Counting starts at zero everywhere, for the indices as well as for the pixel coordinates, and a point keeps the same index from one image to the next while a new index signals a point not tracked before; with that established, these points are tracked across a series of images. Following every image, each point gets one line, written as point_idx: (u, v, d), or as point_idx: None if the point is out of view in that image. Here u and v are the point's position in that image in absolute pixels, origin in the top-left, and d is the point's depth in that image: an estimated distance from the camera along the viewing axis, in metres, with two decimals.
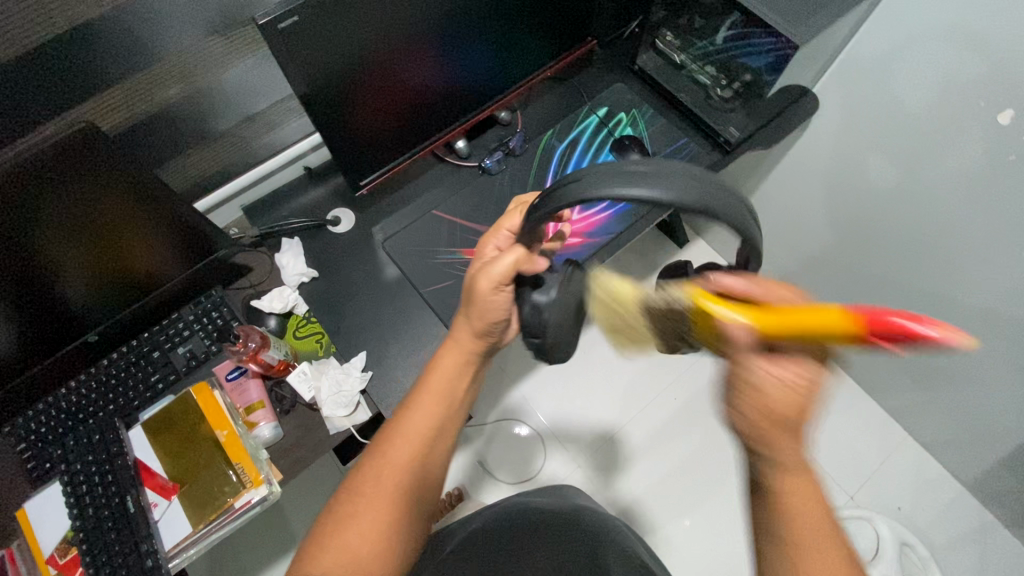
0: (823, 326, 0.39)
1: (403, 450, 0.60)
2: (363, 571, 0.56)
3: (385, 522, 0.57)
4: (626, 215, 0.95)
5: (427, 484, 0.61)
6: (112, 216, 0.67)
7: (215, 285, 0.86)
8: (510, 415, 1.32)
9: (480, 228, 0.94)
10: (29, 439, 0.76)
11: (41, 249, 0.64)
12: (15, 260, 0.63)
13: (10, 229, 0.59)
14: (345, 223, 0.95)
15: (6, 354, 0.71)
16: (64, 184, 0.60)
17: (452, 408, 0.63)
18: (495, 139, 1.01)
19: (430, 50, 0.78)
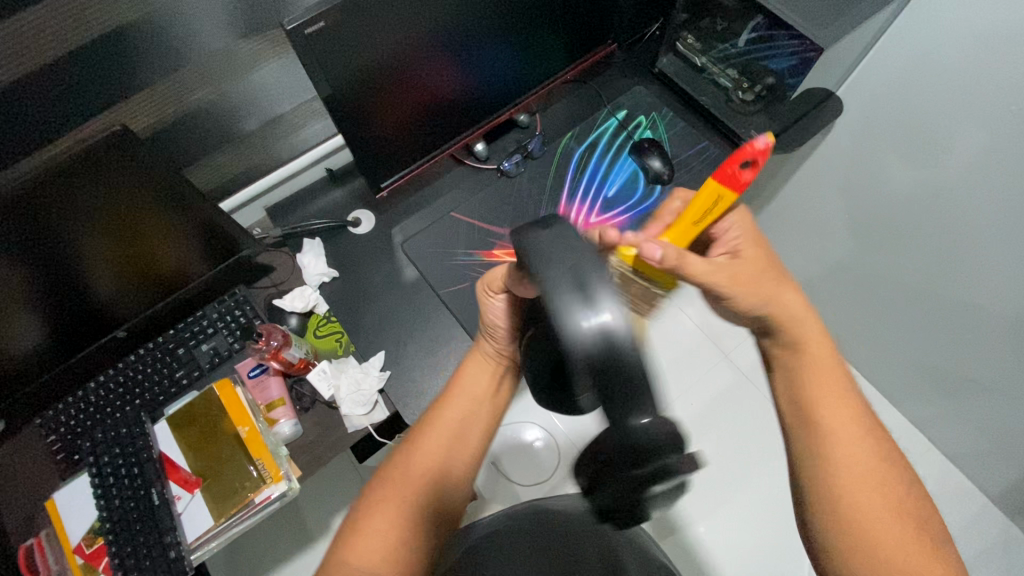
0: (705, 198, 0.52)
1: (430, 445, 0.62)
2: (386, 558, 0.56)
3: (408, 512, 0.58)
4: (646, 218, 0.95)
5: (452, 482, 0.62)
6: (140, 214, 0.69)
7: (238, 283, 0.87)
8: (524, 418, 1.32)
9: (498, 230, 0.95)
10: (59, 431, 0.78)
11: (73, 247, 0.66)
12: (47, 256, 0.65)
13: (43, 228, 0.62)
14: (366, 224, 0.96)
15: (39, 347, 0.74)
16: (95, 185, 0.62)
17: (479, 405, 0.65)
18: (514, 141, 1.01)
19: (451, 53, 0.79)
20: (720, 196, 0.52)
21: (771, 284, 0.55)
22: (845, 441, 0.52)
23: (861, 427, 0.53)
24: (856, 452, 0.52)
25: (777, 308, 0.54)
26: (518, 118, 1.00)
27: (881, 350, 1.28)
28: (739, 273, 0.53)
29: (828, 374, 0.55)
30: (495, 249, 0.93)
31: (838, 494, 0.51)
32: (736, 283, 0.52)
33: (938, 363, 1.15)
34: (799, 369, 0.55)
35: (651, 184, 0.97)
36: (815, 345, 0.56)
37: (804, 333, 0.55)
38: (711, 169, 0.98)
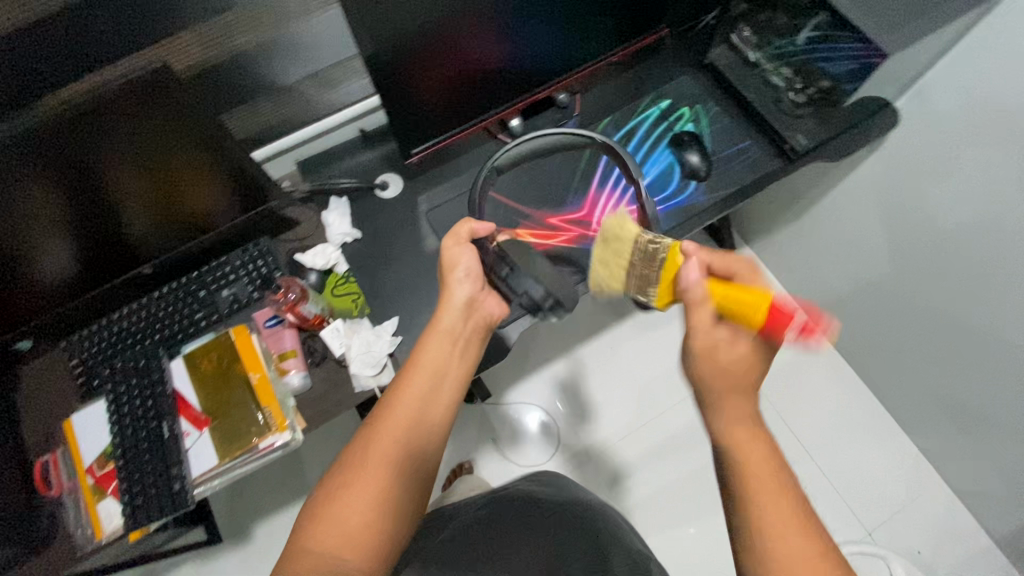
0: (753, 298, 0.52)
1: (394, 427, 0.60)
2: (364, 549, 0.54)
3: (371, 492, 0.56)
4: (676, 213, 0.92)
5: (417, 463, 0.60)
6: (172, 154, 0.69)
7: (264, 234, 0.89)
8: (524, 400, 1.33)
9: (526, 210, 0.91)
10: (84, 354, 0.82)
11: (104, 180, 0.67)
12: (80, 183, 0.66)
13: (78, 159, 0.63)
14: (393, 189, 0.94)
15: (69, 270, 0.77)
16: (131, 122, 0.63)
17: (441, 381, 0.64)
18: (550, 120, 0.98)
19: (493, 22, 0.76)
20: (754, 311, 0.52)
21: (726, 384, 0.54)
22: (774, 531, 0.49)
23: (802, 517, 0.49)
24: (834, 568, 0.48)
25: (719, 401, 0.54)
26: (558, 97, 0.96)
27: (901, 374, 1.24)
28: (720, 354, 0.54)
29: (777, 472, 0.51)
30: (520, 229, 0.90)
31: None
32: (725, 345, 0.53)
33: (955, 396, 1.12)
34: (735, 455, 0.52)
35: (687, 178, 0.94)
36: (745, 430, 0.53)
37: (730, 424, 0.53)
38: (750, 169, 0.94)
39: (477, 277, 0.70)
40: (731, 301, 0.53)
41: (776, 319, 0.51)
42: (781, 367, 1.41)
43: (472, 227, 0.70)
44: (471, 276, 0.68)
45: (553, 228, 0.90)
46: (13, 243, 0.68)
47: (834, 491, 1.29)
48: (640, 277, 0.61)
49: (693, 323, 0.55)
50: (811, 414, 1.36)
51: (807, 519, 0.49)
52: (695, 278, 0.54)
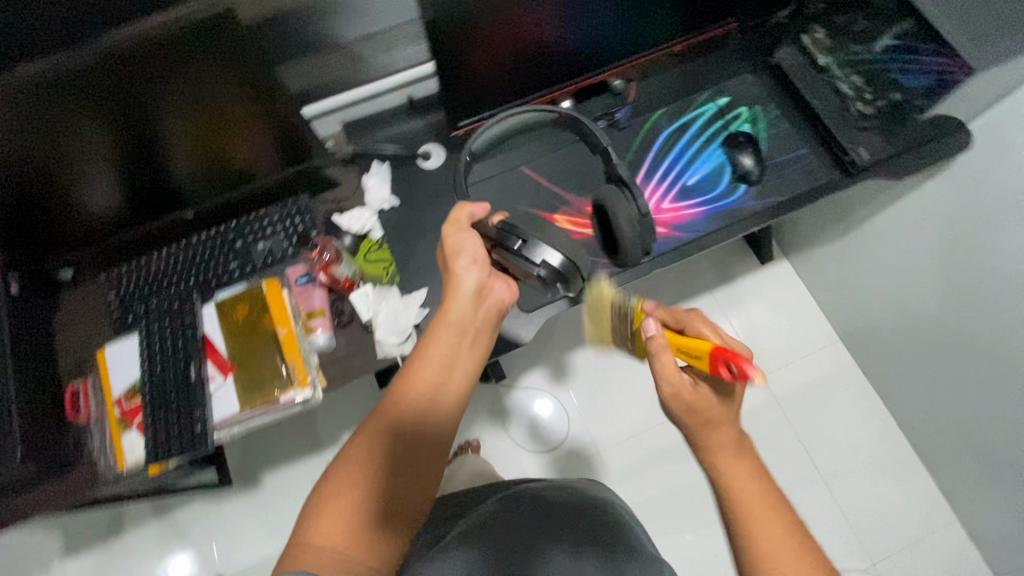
0: (695, 345, 0.55)
1: (394, 425, 0.56)
2: (364, 553, 0.52)
3: (371, 493, 0.54)
4: (722, 216, 0.88)
5: (419, 464, 0.56)
6: (214, 100, 0.69)
7: (304, 193, 0.89)
8: (534, 386, 1.32)
9: (566, 194, 0.90)
10: (123, 289, 0.85)
11: (155, 121, 0.68)
12: (125, 121, 0.66)
13: (133, 97, 0.64)
14: (435, 160, 0.92)
15: (112, 207, 0.79)
16: (188, 65, 0.63)
17: (448, 375, 0.58)
18: (601, 106, 0.94)
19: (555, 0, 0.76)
20: (698, 356, 0.55)
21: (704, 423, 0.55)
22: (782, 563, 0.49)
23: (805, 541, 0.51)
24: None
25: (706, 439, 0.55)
26: (612, 82, 0.92)
27: (931, 408, 1.20)
28: (689, 400, 0.56)
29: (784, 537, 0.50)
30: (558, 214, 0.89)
31: None
32: (688, 413, 0.56)
33: (986, 437, 1.08)
34: (733, 487, 0.53)
35: (736, 181, 0.90)
36: (735, 459, 0.54)
37: (721, 456, 0.55)
38: (805, 178, 0.90)
39: (483, 263, 0.62)
40: (683, 347, 0.57)
41: (715, 363, 0.53)
42: (804, 387, 1.37)
43: (470, 211, 0.63)
44: (478, 263, 0.60)
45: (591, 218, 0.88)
46: (58, 174, 0.69)
47: (842, 517, 1.27)
48: (620, 335, 0.66)
49: (659, 372, 0.57)
50: (829, 437, 1.33)
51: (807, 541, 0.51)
52: (652, 332, 0.59)
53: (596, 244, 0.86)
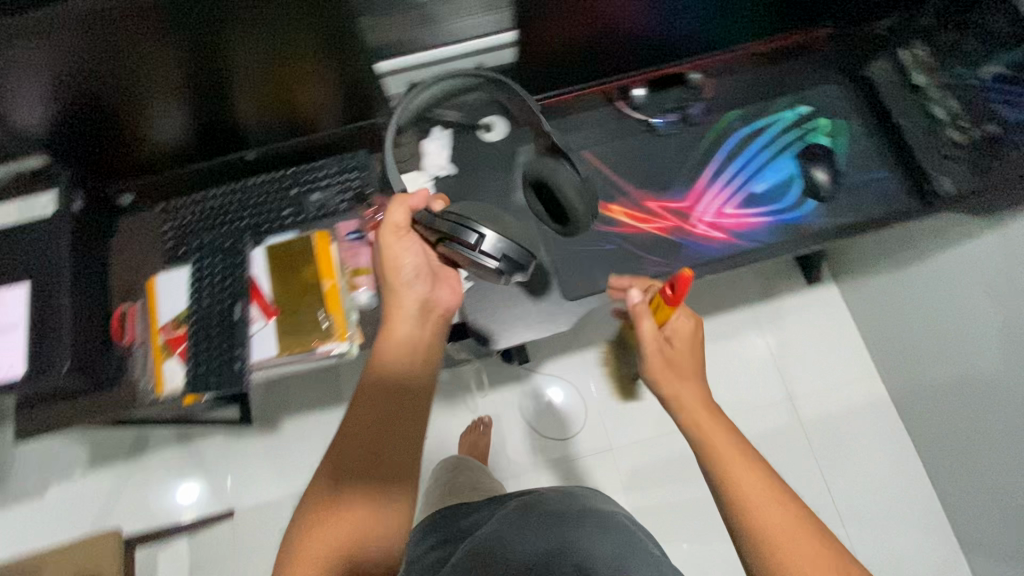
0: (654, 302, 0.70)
1: (370, 419, 0.58)
2: (365, 543, 0.53)
3: (360, 486, 0.55)
4: (786, 229, 0.84)
5: (402, 451, 0.58)
6: (290, 49, 0.68)
7: (363, 149, 0.89)
8: (554, 373, 1.37)
9: (625, 185, 0.87)
10: (178, 224, 0.86)
11: (225, 61, 0.68)
12: (201, 61, 0.66)
13: (205, 36, 0.63)
14: (497, 133, 0.90)
15: (177, 137, 0.80)
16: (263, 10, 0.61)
17: (416, 364, 0.63)
18: (676, 98, 0.90)
19: None
20: (661, 307, 0.67)
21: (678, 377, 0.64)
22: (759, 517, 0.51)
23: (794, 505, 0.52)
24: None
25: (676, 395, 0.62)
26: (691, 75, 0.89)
27: (962, 457, 1.17)
28: (668, 355, 0.65)
29: (780, 510, 0.51)
30: (615, 206, 0.85)
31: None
32: (663, 366, 0.64)
33: (1016, 496, 1.05)
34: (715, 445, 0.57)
35: (805, 195, 0.86)
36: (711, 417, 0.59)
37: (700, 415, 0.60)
38: (878, 202, 0.86)
39: (426, 273, 0.68)
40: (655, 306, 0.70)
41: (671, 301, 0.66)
42: (828, 417, 1.35)
43: (407, 209, 0.65)
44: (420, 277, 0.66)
45: (649, 213, 0.85)
46: (129, 102, 0.70)
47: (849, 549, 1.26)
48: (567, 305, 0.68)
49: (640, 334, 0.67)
50: (847, 468, 1.32)
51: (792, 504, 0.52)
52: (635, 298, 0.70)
53: (651, 242, 0.83)
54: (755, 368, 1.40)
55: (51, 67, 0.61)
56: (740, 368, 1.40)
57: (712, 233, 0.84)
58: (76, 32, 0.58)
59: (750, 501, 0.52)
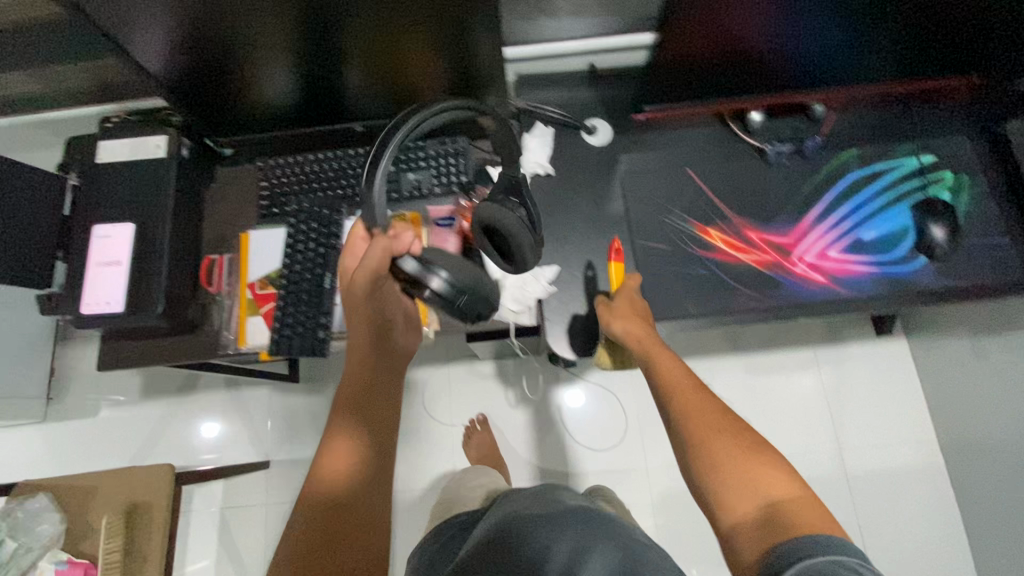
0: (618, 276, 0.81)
1: (355, 400, 0.69)
2: (355, 496, 0.63)
3: (349, 453, 0.65)
4: (892, 283, 0.80)
5: (380, 426, 0.69)
6: (416, 23, 0.67)
7: (463, 135, 0.88)
8: (599, 382, 1.39)
9: (727, 211, 0.83)
10: (274, 180, 0.86)
11: (337, 24, 0.66)
12: (311, 21, 0.65)
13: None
14: (601, 137, 0.88)
15: (282, 96, 0.79)
16: None
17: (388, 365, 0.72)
18: (792, 128, 0.86)
19: (775, 13, 0.66)
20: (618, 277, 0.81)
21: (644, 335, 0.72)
22: (710, 438, 0.60)
23: (745, 433, 0.61)
24: (808, 504, 0.54)
25: (642, 347, 0.71)
26: (813, 107, 0.84)
27: (1014, 544, 1.12)
28: (630, 307, 0.75)
29: (726, 446, 0.59)
30: (714, 230, 0.83)
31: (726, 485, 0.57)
32: (626, 322, 0.73)
33: None
34: (672, 388, 0.66)
35: (917, 251, 0.81)
36: (670, 371, 0.68)
37: (667, 368, 0.68)
38: (995, 270, 0.80)
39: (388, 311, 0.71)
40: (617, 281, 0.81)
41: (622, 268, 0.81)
42: (875, 473, 1.31)
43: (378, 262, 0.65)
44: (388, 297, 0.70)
45: (749, 244, 0.82)
46: (244, 52, 0.70)
47: None
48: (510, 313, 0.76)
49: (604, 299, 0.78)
50: (885, 527, 1.28)
51: (736, 425, 0.62)
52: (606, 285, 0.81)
53: (746, 274, 0.80)
54: (808, 410, 1.36)
55: (179, 6, 0.61)
56: (791, 408, 1.36)
57: (813, 274, 0.80)
58: None
59: (693, 421, 0.62)
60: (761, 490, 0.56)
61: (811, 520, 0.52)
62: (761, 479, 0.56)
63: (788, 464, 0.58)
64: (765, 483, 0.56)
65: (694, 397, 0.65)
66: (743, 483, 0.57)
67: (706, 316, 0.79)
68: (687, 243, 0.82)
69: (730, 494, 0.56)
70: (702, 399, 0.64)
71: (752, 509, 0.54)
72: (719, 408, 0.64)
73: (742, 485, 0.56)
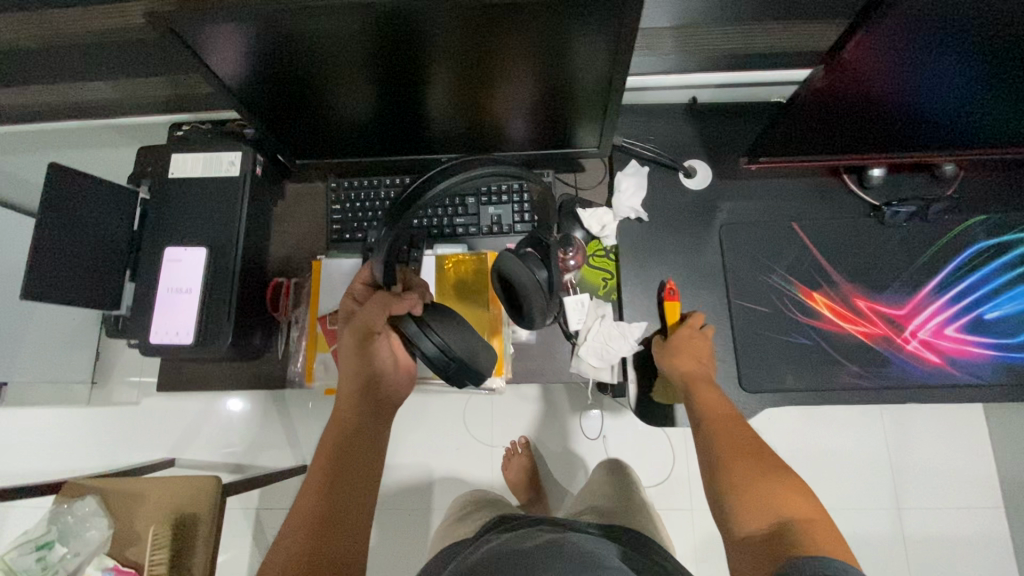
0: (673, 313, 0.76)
1: (338, 432, 0.65)
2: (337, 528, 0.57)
3: (328, 485, 0.60)
4: (1015, 370, 0.73)
5: (364, 451, 0.64)
6: (526, 52, 0.58)
7: (549, 169, 0.81)
8: None
9: (835, 275, 0.77)
10: (347, 205, 0.82)
11: (428, 63, 0.60)
12: (399, 60, 0.59)
13: (416, 36, 0.55)
14: (699, 180, 0.81)
15: (356, 131, 0.74)
16: (487, 18, 0.53)
17: (371, 395, 0.69)
18: (913, 188, 0.78)
19: (924, 90, 0.58)
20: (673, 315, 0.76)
21: (701, 370, 0.71)
22: (738, 465, 0.60)
23: (773, 464, 0.60)
24: (824, 528, 0.52)
25: (701, 385, 0.69)
26: (943, 166, 0.76)
27: None
28: (687, 344, 0.72)
29: (750, 472, 0.59)
30: (819, 295, 0.76)
31: (750, 507, 0.56)
32: (682, 363, 0.70)
33: None
34: (709, 421, 0.66)
35: None
36: (712, 404, 0.68)
37: (709, 402, 0.68)
38: None
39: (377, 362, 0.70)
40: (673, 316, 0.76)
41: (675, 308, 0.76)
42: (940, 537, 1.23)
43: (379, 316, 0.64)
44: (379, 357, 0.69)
45: (856, 313, 0.76)
46: (324, 72, 0.61)
47: None
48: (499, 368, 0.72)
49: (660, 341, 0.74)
50: None
51: (767, 460, 0.60)
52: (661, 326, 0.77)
53: (850, 347, 0.75)
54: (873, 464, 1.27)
55: (257, 45, 0.55)
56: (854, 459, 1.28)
57: (926, 353, 0.74)
58: (278, 20, 0.52)
59: (723, 447, 0.62)
60: (783, 512, 0.54)
61: (819, 541, 0.50)
62: (779, 501, 0.55)
63: (813, 496, 0.56)
64: (787, 507, 0.54)
65: (729, 426, 0.65)
66: (767, 506, 0.55)
67: (806, 391, 0.74)
68: (788, 307, 0.76)
69: (741, 512, 0.56)
70: (738, 432, 0.64)
71: (760, 526, 0.53)
72: (753, 441, 0.63)
73: (764, 506, 0.55)
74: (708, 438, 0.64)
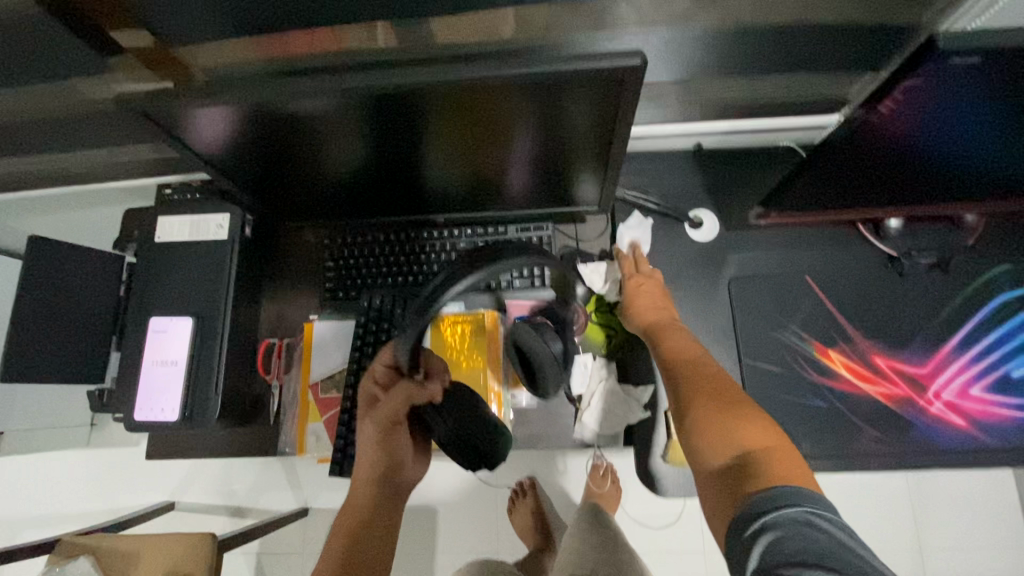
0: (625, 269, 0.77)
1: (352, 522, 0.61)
2: None
3: None
4: None
5: (378, 548, 0.60)
6: (526, 124, 0.55)
7: (551, 222, 0.77)
8: None
9: (852, 332, 0.73)
10: (340, 262, 0.79)
11: (423, 135, 0.57)
12: (392, 134, 0.57)
13: (406, 114, 0.52)
14: (706, 232, 0.77)
15: (349, 194, 0.71)
16: (483, 97, 0.50)
17: (390, 482, 0.64)
18: (935, 238, 0.74)
19: (945, 151, 0.54)
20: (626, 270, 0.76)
21: (658, 312, 0.70)
22: (698, 401, 0.55)
23: (735, 397, 0.54)
24: (786, 456, 0.46)
25: (661, 328, 0.68)
26: (965, 216, 0.71)
27: None
28: (637, 291, 0.72)
29: (709, 408, 0.53)
30: (836, 353, 0.73)
31: (710, 444, 0.50)
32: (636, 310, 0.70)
33: None
34: (678, 363, 0.61)
35: None
36: (680, 351, 0.63)
37: (671, 343, 0.64)
38: None
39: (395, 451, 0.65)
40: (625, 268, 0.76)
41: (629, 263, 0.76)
42: None
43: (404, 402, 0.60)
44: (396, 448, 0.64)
45: (875, 372, 0.72)
46: (310, 144, 0.59)
47: None
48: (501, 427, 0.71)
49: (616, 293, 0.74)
50: None
51: (734, 395, 0.55)
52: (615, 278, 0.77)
53: (870, 408, 0.71)
54: None
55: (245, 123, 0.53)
56: None
57: (950, 416, 0.70)
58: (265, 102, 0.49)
59: (688, 386, 0.57)
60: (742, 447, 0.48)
61: (779, 471, 0.45)
62: (733, 432, 0.50)
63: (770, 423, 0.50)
64: (745, 438, 0.49)
65: (695, 366, 0.60)
66: (727, 440, 0.50)
67: (823, 460, 0.70)
68: (802, 367, 0.73)
69: (705, 450, 0.51)
70: (705, 369, 0.59)
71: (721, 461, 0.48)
72: (719, 376, 0.57)
73: (724, 442, 0.50)
74: (675, 381, 0.59)
